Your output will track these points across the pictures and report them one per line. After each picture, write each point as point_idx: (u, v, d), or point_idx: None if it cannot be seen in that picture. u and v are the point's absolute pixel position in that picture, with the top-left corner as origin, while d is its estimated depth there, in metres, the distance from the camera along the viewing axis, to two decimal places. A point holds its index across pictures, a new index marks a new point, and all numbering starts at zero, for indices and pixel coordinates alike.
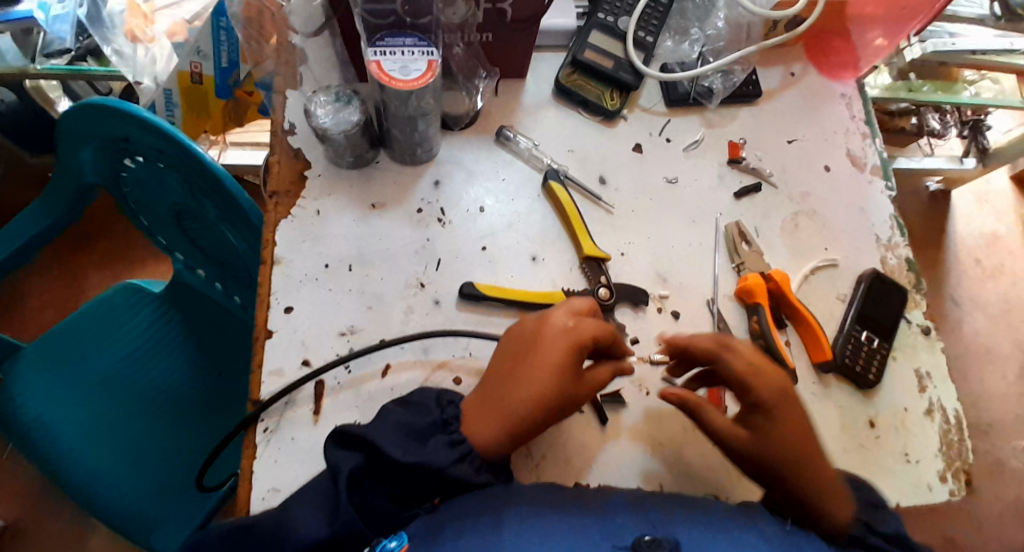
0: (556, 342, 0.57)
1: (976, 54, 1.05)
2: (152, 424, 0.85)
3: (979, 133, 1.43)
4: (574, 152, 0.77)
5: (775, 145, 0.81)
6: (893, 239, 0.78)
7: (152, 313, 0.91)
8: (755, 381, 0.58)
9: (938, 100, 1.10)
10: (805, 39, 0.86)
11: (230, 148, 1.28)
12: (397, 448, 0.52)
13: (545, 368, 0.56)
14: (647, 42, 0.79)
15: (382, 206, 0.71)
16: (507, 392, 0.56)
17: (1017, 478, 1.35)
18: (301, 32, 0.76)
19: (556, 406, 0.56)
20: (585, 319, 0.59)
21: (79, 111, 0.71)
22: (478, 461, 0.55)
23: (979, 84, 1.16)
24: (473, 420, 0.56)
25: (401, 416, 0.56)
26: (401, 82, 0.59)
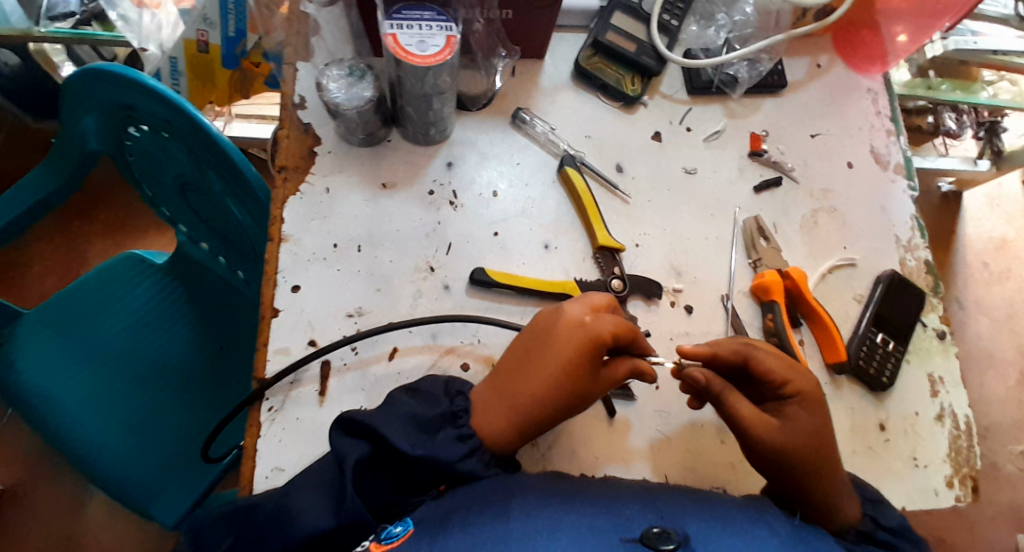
0: (570, 338, 0.55)
1: (996, 54, 1.01)
2: (153, 397, 0.84)
3: (995, 134, 1.39)
4: (591, 139, 0.75)
5: (796, 139, 0.78)
6: (913, 240, 0.76)
7: (156, 284, 0.89)
8: (791, 373, 0.57)
9: (956, 100, 1.07)
10: (833, 30, 0.84)
11: (236, 120, 1.26)
12: (404, 441, 0.51)
13: (557, 365, 0.54)
14: (672, 27, 0.76)
15: (393, 186, 0.69)
16: (522, 386, 0.55)
17: (1012, 482, 1.34)
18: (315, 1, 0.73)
19: (566, 404, 0.55)
20: (602, 315, 0.57)
21: (85, 77, 0.69)
22: (487, 455, 0.54)
23: (997, 86, 1.13)
24: (487, 410, 0.55)
25: (408, 403, 0.54)
26: (418, 58, 0.57)
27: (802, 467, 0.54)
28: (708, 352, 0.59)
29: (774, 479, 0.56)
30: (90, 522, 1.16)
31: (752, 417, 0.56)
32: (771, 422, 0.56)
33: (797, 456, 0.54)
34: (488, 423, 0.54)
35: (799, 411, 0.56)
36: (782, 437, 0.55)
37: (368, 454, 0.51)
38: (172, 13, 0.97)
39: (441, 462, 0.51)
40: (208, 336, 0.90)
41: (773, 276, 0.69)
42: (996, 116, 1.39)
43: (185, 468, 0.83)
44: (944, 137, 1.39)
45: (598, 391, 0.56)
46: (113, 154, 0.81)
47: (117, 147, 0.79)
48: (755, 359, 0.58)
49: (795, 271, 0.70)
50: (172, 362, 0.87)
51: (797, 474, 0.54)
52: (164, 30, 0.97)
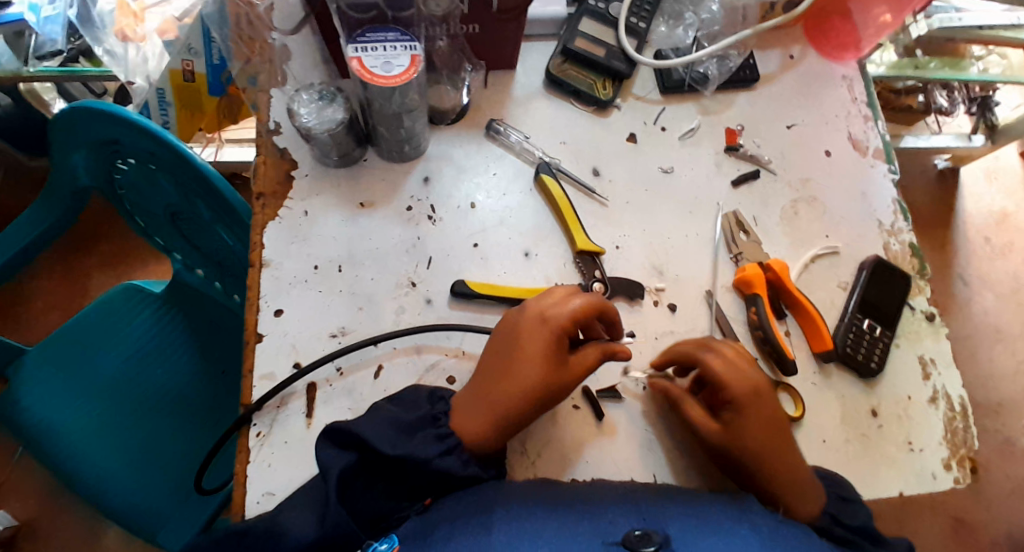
0: (537, 331, 0.57)
1: (982, 30, 1.02)
2: (152, 427, 0.84)
3: (988, 108, 1.39)
4: (566, 144, 0.75)
5: (772, 131, 0.79)
6: (896, 224, 0.76)
7: (153, 313, 0.90)
8: (729, 380, 0.58)
9: (945, 77, 1.05)
10: (804, 20, 0.84)
11: (228, 145, 1.28)
12: (385, 444, 0.52)
13: (527, 358, 0.56)
14: (639, 29, 0.77)
15: (371, 204, 0.69)
16: (495, 385, 0.56)
17: None
18: (279, 30, 0.74)
19: (543, 398, 0.56)
20: (564, 305, 0.58)
21: (74, 112, 0.70)
22: (466, 455, 0.55)
23: (986, 60, 1.11)
24: (460, 418, 0.56)
25: (390, 411, 0.55)
26: (383, 79, 0.57)
27: (746, 469, 0.57)
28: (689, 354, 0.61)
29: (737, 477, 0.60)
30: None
31: (695, 421, 0.59)
32: (713, 428, 0.58)
33: (735, 457, 0.57)
34: (464, 422, 0.55)
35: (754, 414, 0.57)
36: (721, 441, 0.58)
37: (354, 464, 0.52)
38: (157, 44, 0.98)
39: (419, 459, 0.52)
40: (204, 362, 0.90)
41: (756, 268, 0.70)
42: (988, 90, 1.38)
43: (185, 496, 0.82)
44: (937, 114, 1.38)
45: (574, 381, 0.57)
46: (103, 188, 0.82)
47: (106, 183, 0.81)
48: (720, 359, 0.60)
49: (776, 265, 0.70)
50: (176, 387, 0.88)
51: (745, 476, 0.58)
52: (150, 62, 0.99)
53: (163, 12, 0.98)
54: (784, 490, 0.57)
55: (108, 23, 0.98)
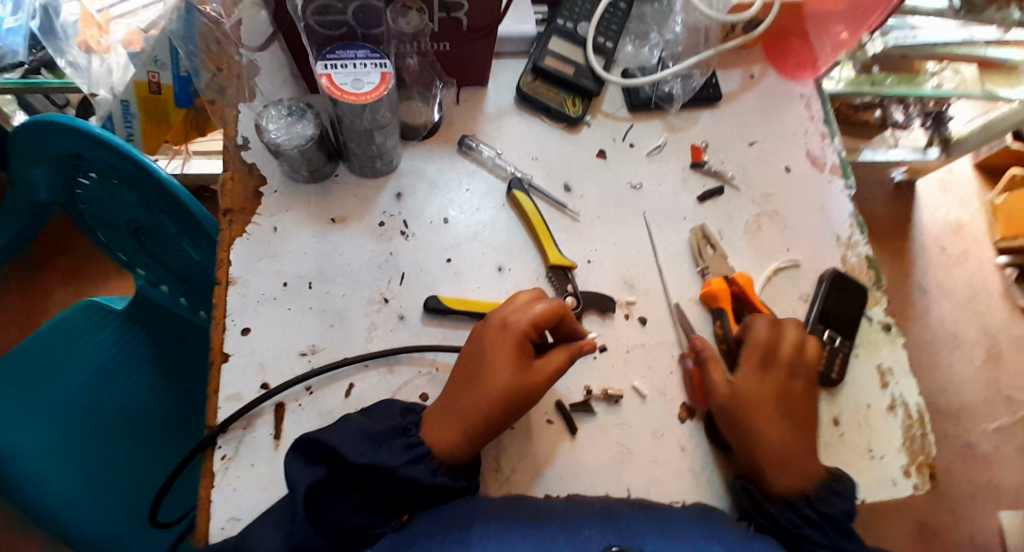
0: (500, 336, 0.58)
1: (937, 47, 1.06)
2: (114, 451, 0.82)
3: (942, 123, 1.43)
4: (537, 160, 0.76)
5: (736, 148, 0.81)
6: (853, 237, 0.79)
7: (116, 332, 0.88)
8: (794, 354, 0.64)
9: (901, 92, 1.12)
10: (765, 41, 0.87)
11: (195, 157, 1.26)
12: (353, 451, 0.52)
13: (490, 363, 0.57)
14: (607, 48, 0.78)
15: (342, 220, 0.69)
16: (465, 393, 0.57)
17: (989, 460, 1.37)
18: (246, 48, 0.74)
19: (511, 401, 0.56)
20: (524, 310, 0.60)
21: (35, 126, 0.68)
22: (435, 464, 0.54)
23: (941, 75, 1.15)
24: (433, 426, 0.56)
25: (359, 421, 0.55)
26: (353, 96, 0.58)
27: (746, 427, 0.61)
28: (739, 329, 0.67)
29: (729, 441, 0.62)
30: None
31: (718, 379, 0.63)
32: (728, 384, 0.63)
33: (747, 416, 0.61)
34: (435, 431, 0.56)
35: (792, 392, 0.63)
36: (740, 397, 0.62)
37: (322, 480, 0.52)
38: (123, 56, 0.98)
39: (386, 467, 0.52)
40: (168, 384, 0.90)
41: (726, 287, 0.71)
42: (942, 105, 1.40)
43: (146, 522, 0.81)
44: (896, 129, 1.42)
45: (542, 382, 0.57)
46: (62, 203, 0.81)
47: (66, 197, 0.79)
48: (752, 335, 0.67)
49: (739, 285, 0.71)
50: (141, 406, 0.87)
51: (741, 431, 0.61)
52: (115, 73, 0.99)
53: (129, 23, 0.97)
54: (775, 457, 0.60)
55: (72, 34, 0.96)
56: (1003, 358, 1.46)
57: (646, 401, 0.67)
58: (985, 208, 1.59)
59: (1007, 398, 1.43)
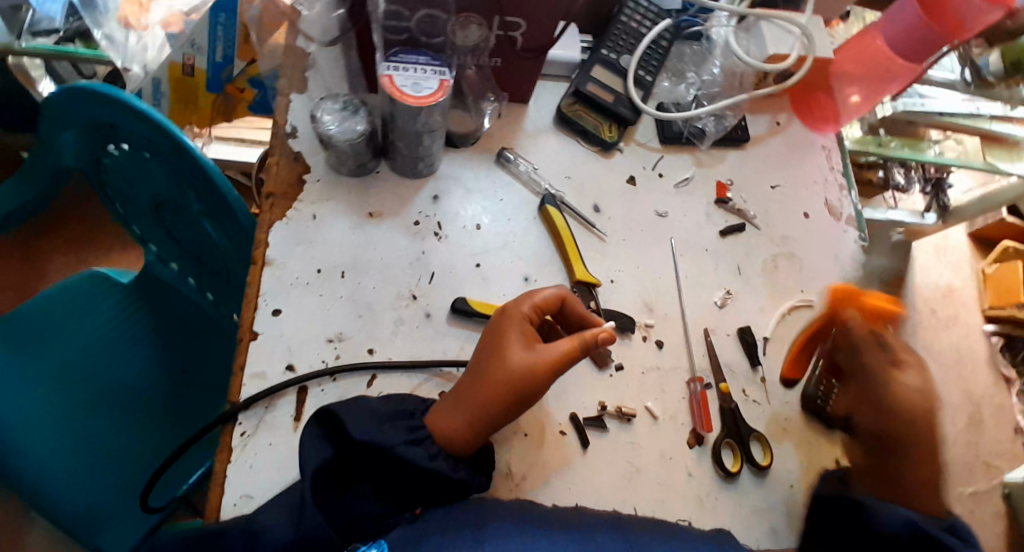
0: (501, 323, 0.60)
1: (942, 116, 1.10)
2: (102, 422, 0.82)
3: (941, 191, 1.46)
4: (571, 179, 0.79)
5: (759, 189, 0.84)
6: (864, 286, 0.81)
7: (118, 305, 0.89)
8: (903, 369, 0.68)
9: (905, 156, 1.10)
10: (791, 92, 0.91)
11: (215, 142, 1.25)
12: (355, 426, 0.53)
13: (492, 348, 0.59)
14: (646, 81, 0.81)
15: (379, 215, 0.71)
16: (469, 378, 0.59)
17: None
18: (319, 41, 0.77)
19: (504, 377, 0.57)
20: (524, 297, 0.62)
21: (66, 94, 0.69)
22: (434, 448, 0.56)
23: (943, 143, 1.13)
24: (440, 411, 0.58)
25: (369, 401, 0.57)
26: (412, 98, 0.60)
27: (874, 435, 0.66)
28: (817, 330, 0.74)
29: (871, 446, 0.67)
30: None
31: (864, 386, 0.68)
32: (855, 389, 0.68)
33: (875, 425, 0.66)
34: (440, 412, 0.58)
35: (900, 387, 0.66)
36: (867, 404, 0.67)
37: (328, 461, 0.52)
38: (158, 36, 1.00)
39: (383, 444, 0.53)
40: (166, 359, 0.89)
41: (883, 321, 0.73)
42: (942, 173, 1.48)
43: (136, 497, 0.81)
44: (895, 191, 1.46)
45: (538, 359, 0.57)
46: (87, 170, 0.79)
47: (91, 165, 0.79)
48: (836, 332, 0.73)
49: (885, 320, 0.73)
50: (134, 379, 0.87)
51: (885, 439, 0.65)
52: (149, 51, 0.99)
53: (170, 5, 0.99)
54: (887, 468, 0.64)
55: (111, 6, 0.96)
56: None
57: (657, 422, 0.68)
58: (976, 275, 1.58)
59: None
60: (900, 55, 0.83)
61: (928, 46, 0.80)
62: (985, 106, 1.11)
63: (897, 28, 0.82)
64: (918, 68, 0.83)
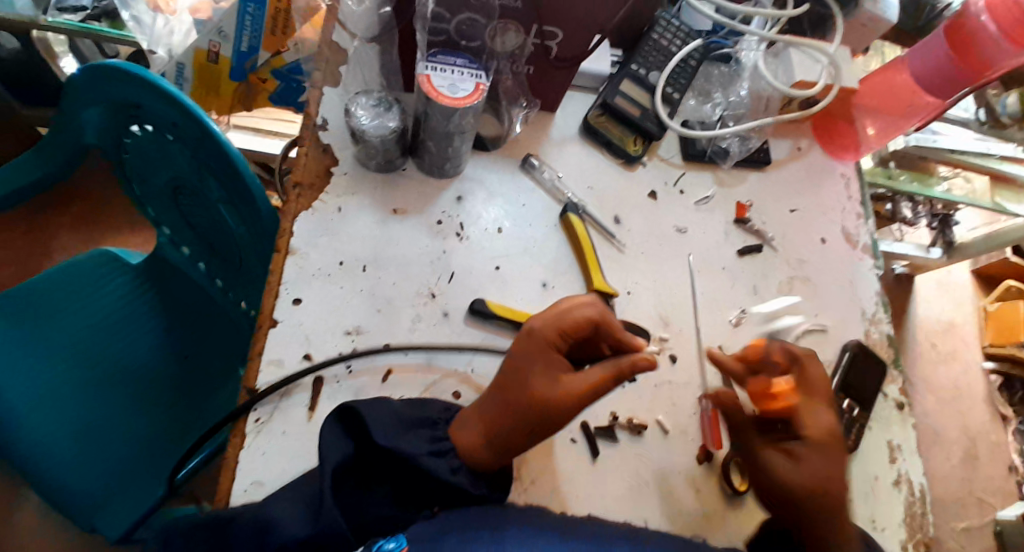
0: (532, 343, 0.59)
1: (951, 152, 1.09)
2: (111, 403, 0.84)
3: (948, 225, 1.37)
4: (594, 190, 0.79)
5: (777, 211, 0.84)
6: (877, 314, 0.82)
7: (130, 286, 0.88)
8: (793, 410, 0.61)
9: (915, 190, 1.09)
10: (814, 118, 0.91)
11: (232, 130, 1.26)
12: (380, 432, 0.54)
13: (521, 369, 0.58)
14: (673, 98, 0.82)
15: (403, 212, 0.72)
16: (496, 398, 0.58)
17: None
18: (362, 36, 0.78)
19: (533, 404, 0.57)
20: (554, 318, 0.61)
21: (93, 72, 0.68)
22: (456, 462, 0.56)
23: (951, 180, 1.12)
24: (462, 423, 0.59)
25: (392, 404, 0.57)
26: (448, 99, 0.61)
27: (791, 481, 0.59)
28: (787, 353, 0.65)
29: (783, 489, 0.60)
30: (25, 534, 1.09)
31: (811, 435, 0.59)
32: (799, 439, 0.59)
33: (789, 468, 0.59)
34: (465, 434, 0.57)
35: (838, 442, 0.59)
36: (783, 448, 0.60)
37: (348, 458, 0.52)
38: (185, 21, 1.03)
39: (406, 452, 0.53)
40: (174, 342, 0.90)
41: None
42: (950, 209, 1.36)
43: (137, 480, 0.84)
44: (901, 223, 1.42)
45: (569, 391, 0.57)
46: (108, 149, 0.78)
47: (113, 144, 0.77)
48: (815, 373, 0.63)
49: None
50: (143, 360, 0.87)
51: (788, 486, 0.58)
52: (175, 35, 1.03)
53: None
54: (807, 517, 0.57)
55: None
56: (978, 461, 1.48)
57: (667, 437, 0.69)
58: (978, 313, 1.59)
59: (978, 500, 1.44)
60: (922, 90, 0.85)
61: (951, 86, 0.82)
62: (996, 145, 1.11)
63: (922, 65, 0.83)
64: (940, 103, 0.85)
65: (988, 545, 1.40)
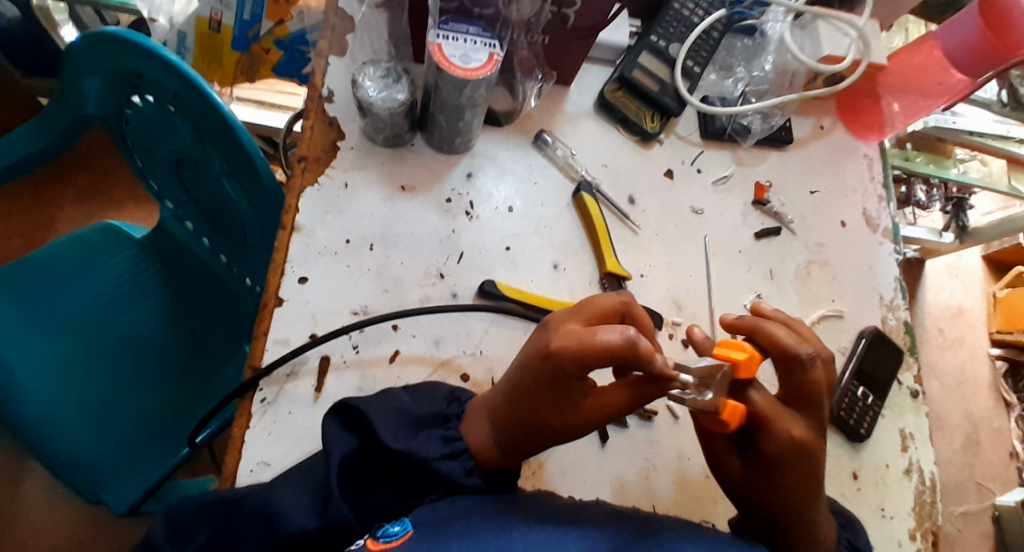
0: (549, 368, 0.50)
1: (971, 135, 1.02)
2: (114, 378, 0.82)
3: (961, 209, 1.33)
4: (607, 167, 0.77)
5: (796, 192, 0.82)
6: (895, 300, 0.80)
7: (132, 261, 0.86)
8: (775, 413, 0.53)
9: (930, 173, 1.05)
10: (838, 96, 0.88)
11: (236, 102, 1.21)
12: (388, 434, 0.51)
13: (537, 391, 0.51)
14: (693, 72, 0.79)
15: (412, 189, 0.70)
16: (509, 411, 0.53)
17: (949, 542, 1.35)
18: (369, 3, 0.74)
19: (551, 426, 0.52)
20: (578, 343, 0.49)
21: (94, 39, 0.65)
22: (469, 463, 0.53)
23: (967, 164, 1.11)
24: (472, 426, 0.55)
25: (400, 401, 0.54)
26: (460, 69, 0.59)
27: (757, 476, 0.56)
28: (784, 344, 0.54)
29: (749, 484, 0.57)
30: (30, 506, 1.09)
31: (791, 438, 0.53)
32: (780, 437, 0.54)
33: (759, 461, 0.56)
34: (477, 435, 0.54)
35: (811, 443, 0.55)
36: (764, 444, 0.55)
37: (355, 452, 0.50)
38: None
39: (420, 457, 0.50)
40: (177, 318, 0.88)
41: (733, 420, 0.50)
42: (964, 193, 1.32)
43: (147, 454, 0.82)
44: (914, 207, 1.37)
45: (588, 413, 0.52)
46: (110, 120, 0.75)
47: (115, 114, 0.75)
48: (805, 374, 0.54)
49: (732, 418, 0.50)
50: (146, 336, 0.85)
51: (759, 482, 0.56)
52: (177, 3, 0.99)
53: None
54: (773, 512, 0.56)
55: None
56: (981, 447, 1.44)
57: (678, 423, 0.67)
58: (987, 299, 1.55)
59: (977, 485, 1.41)
60: (952, 66, 0.81)
61: (983, 61, 0.78)
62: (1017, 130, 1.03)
63: (953, 41, 0.80)
64: (970, 82, 0.81)
65: (986, 530, 1.36)
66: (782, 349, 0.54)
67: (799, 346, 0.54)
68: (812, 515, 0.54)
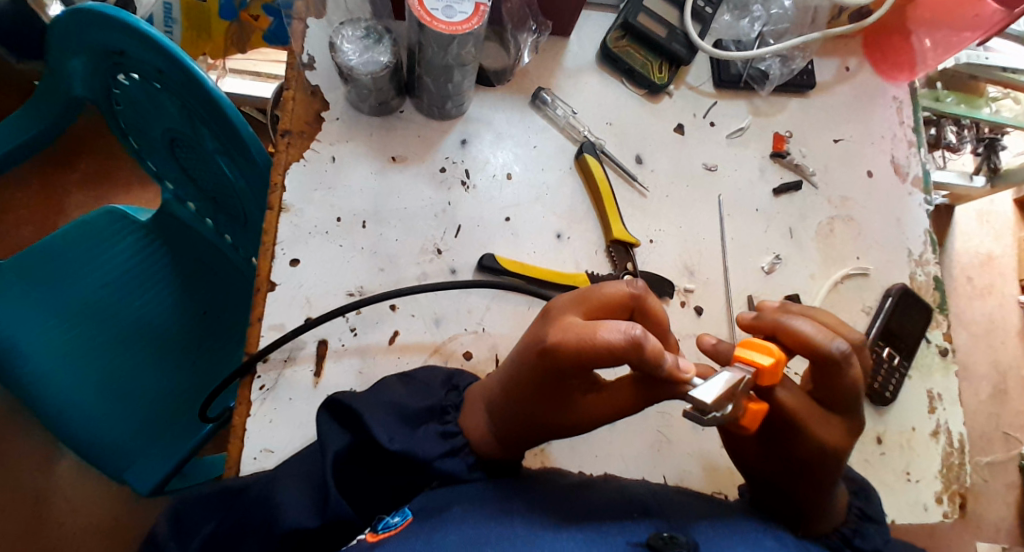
0: (545, 368, 0.46)
1: (1005, 71, 0.91)
2: (128, 362, 0.78)
3: (993, 151, 1.25)
4: (611, 126, 0.72)
5: (819, 141, 0.76)
6: (925, 255, 0.74)
7: (137, 242, 0.82)
8: (806, 417, 0.49)
9: (959, 114, 0.97)
10: (865, 32, 0.81)
11: (230, 76, 1.18)
12: (384, 433, 0.48)
13: (534, 387, 0.48)
14: (706, 14, 0.73)
15: (403, 159, 0.66)
16: (505, 405, 0.50)
17: (974, 493, 1.31)
18: None
19: (548, 420, 0.50)
20: (577, 345, 0.44)
21: (73, 17, 0.60)
22: (470, 457, 0.51)
23: (1000, 102, 1.01)
24: (472, 412, 0.52)
25: (394, 393, 0.52)
26: (443, 24, 0.54)
27: (777, 468, 0.52)
28: (809, 339, 0.48)
29: (768, 470, 0.53)
30: (62, 490, 1.09)
31: (821, 441, 0.49)
32: (815, 435, 0.49)
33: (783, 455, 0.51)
34: (475, 423, 0.51)
35: (838, 423, 0.51)
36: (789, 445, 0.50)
37: (352, 446, 0.48)
38: None
39: (420, 458, 0.48)
40: (187, 299, 0.84)
41: (753, 425, 0.44)
42: (998, 132, 1.23)
43: (162, 436, 0.78)
44: (944, 150, 1.29)
45: (586, 409, 0.49)
46: (99, 101, 0.71)
47: (103, 96, 0.70)
48: (837, 371, 0.48)
49: (753, 422, 0.44)
50: (158, 317, 0.81)
51: (781, 470, 0.52)
52: None
53: None
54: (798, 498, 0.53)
55: None
56: (1009, 396, 1.37)
57: None
58: (1018, 244, 1.47)
59: (1004, 435, 1.35)
60: None
61: None
62: None
63: None
64: (1007, 15, 0.70)
65: (1014, 480, 1.32)
66: (806, 343, 0.48)
67: (827, 342, 0.48)
68: (835, 486, 0.51)
